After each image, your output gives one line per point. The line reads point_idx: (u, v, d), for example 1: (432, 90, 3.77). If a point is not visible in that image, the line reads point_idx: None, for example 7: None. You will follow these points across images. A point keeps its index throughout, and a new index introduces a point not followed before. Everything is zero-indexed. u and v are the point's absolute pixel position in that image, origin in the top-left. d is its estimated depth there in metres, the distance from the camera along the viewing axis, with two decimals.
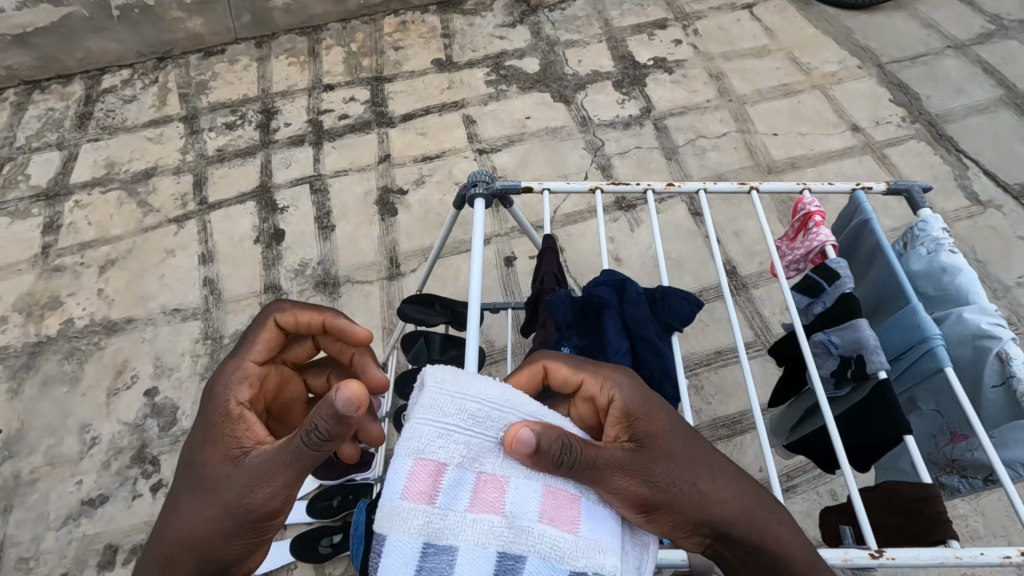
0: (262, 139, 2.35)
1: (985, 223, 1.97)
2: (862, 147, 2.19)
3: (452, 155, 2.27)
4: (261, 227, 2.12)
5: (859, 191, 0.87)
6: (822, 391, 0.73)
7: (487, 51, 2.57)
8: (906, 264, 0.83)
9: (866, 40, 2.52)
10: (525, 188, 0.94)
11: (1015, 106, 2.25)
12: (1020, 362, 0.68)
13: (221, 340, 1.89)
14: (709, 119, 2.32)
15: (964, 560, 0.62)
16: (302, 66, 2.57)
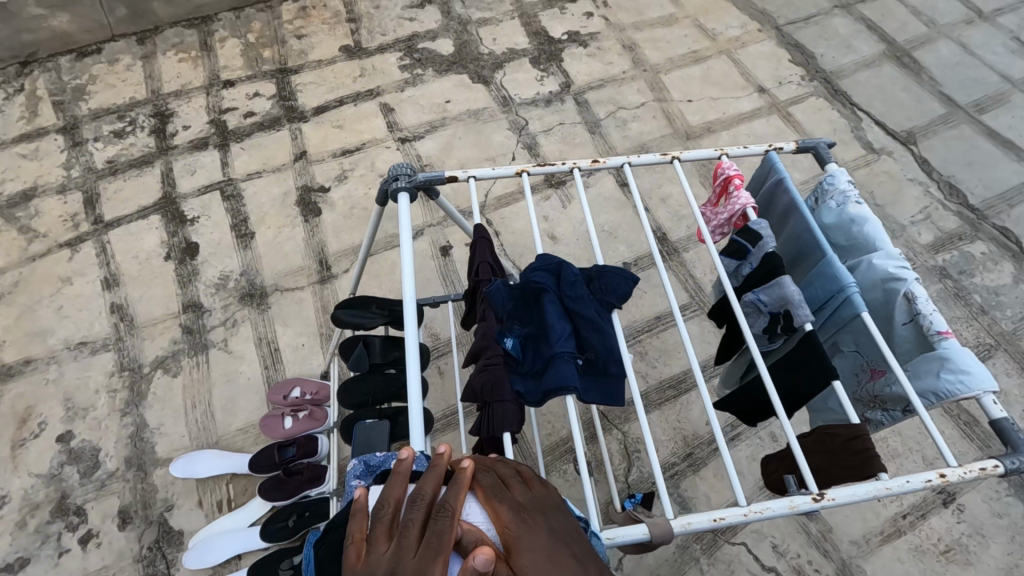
0: (159, 146, 2.15)
1: (881, 170, 2.14)
2: (768, 107, 2.31)
3: (372, 146, 2.17)
4: (171, 242, 1.95)
5: (771, 152, 0.91)
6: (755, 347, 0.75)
7: (397, 34, 2.46)
8: (819, 217, 0.88)
9: (763, 4, 2.63)
10: (450, 177, 0.90)
11: (897, 59, 2.44)
12: (924, 299, 0.73)
13: (139, 370, 1.73)
14: (627, 90, 2.35)
15: (893, 489, 0.68)
16: (195, 62, 2.35)
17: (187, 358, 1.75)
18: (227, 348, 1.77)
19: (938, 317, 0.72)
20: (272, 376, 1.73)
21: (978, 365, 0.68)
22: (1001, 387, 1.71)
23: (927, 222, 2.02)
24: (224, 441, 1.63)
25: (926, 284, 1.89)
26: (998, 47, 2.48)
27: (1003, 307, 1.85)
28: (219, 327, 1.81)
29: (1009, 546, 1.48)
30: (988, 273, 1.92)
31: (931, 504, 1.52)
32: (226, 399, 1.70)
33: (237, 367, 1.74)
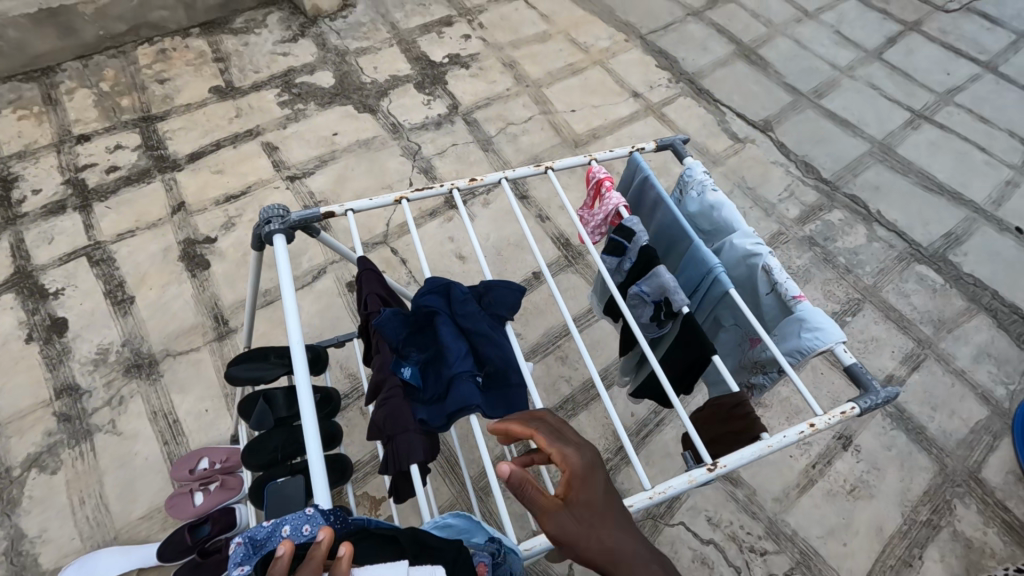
0: (3, 215, 1.90)
1: (748, 156, 2.36)
2: (644, 110, 2.48)
3: (259, 188, 2.06)
4: (31, 322, 1.72)
5: (635, 153, 0.98)
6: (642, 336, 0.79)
7: (272, 70, 2.37)
8: (685, 207, 0.95)
9: (626, 16, 2.83)
10: (325, 213, 0.89)
11: (746, 57, 2.72)
12: (778, 270, 0.81)
13: (7, 473, 1.50)
14: (513, 106, 2.42)
15: (774, 446, 0.73)
16: (39, 119, 2.12)
17: (68, 450, 1.54)
18: (116, 429, 1.58)
19: (791, 284, 0.80)
20: (174, 450, 1.57)
21: (829, 321, 0.76)
22: (873, 333, 1.94)
23: (792, 198, 2.26)
24: (124, 534, 1.45)
25: (800, 252, 2.11)
26: (824, 39, 2.84)
27: (863, 264, 2.10)
28: (104, 407, 1.61)
29: (900, 473, 1.67)
30: (847, 236, 2.17)
31: (834, 449, 1.68)
32: (121, 486, 1.51)
33: (130, 449, 1.56)
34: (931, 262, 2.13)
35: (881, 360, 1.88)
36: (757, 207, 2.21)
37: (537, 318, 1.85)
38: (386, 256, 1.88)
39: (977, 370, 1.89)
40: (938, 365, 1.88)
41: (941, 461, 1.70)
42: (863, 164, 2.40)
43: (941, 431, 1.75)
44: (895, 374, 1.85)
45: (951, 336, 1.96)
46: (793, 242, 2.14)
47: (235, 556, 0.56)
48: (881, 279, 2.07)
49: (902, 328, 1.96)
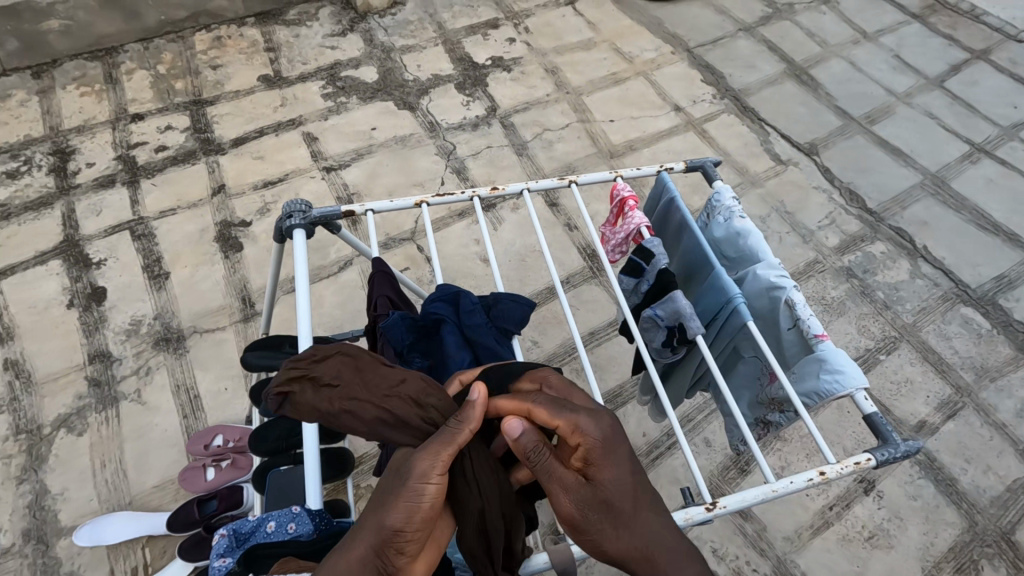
0: (59, 185, 2.00)
1: (789, 180, 2.29)
2: (685, 125, 2.43)
3: (297, 176, 2.11)
4: (74, 288, 1.81)
5: (662, 172, 0.95)
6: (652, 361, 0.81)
7: (318, 62, 2.43)
8: (710, 231, 0.92)
9: (675, 28, 2.78)
10: (346, 212, 0.91)
11: (796, 77, 2.64)
12: (802, 305, 0.77)
13: (38, 431, 1.58)
14: (551, 112, 2.41)
15: (778, 491, 0.73)
16: (99, 96, 2.22)
17: (95, 414, 1.61)
18: (141, 398, 1.65)
19: (815, 321, 0.76)
20: (191, 425, 1.62)
21: (851, 365, 0.72)
22: (906, 375, 1.84)
23: (833, 226, 2.17)
24: (138, 501, 1.51)
25: (835, 283, 2.02)
26: (882, 64, 2.73)
27: (904, 301, 2.01)
28: (131, 376, 1.68)
29: (925, 526, 1.58)
30: (888, 270, 2.08)
31: (853, 493, 1.60)
32: (140, 455, 1.57)
33: (152, 420, 1.62)
34: (978, 305, 2.02)
35: (914, 404, 1.79)
36: (794, 233, 2.14)
37: (555, 328, 1.83)
38: (410, 253, 1.90)
39: (1020, 425, 1.78)
40: (976, 416, 1.78)
41: (971, 518, 1.60)
42: (912, 196, 2.29)
43: (973, 486, 1.65)
44: (929, 421, 1.76)
45: (994, 386, 1.85)
46: (829, 272, 2.05)
47: (217, 547, 0.66)
48: (921, 318, 1.97)
49: (939, 373, 1.86)
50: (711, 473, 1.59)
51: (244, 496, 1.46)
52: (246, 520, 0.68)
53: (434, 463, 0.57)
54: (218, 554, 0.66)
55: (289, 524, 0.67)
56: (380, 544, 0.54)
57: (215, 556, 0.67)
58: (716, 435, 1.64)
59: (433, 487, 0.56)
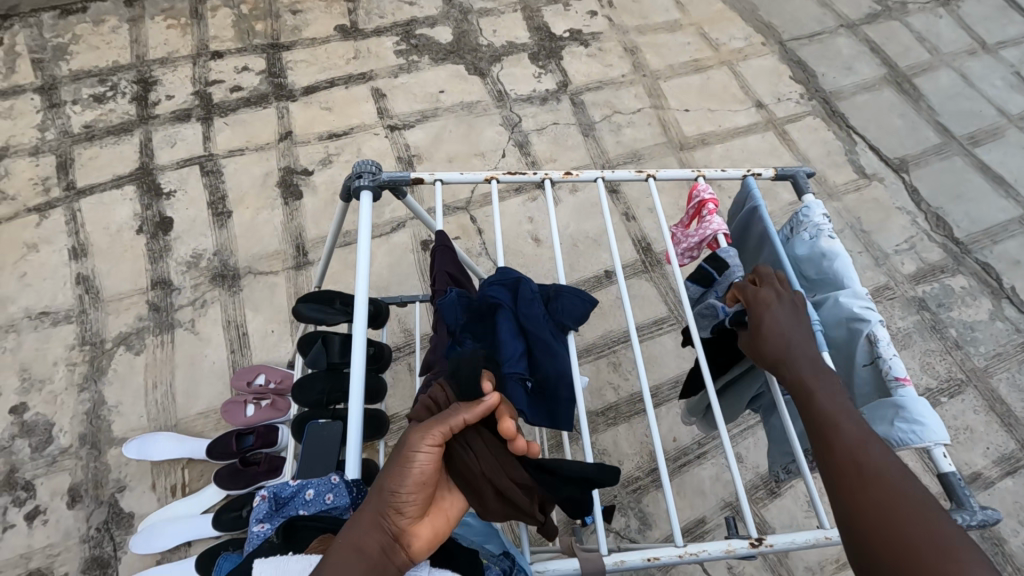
0: (139, 114, 2.08)
1: (871, 196, 2.13)
2: (765, 124, 2.29)
3: (361, 131, 2.12)
4: (144, 216, 1.89)
5: (749, 178, 0.90)
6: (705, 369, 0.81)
7: (395, 18, 2.40)
8: (792, 248, 0.86)
9: (769, 17, 2.60)
10: (415, 180, 0.90)
11: (896, 85, 2.43)
12: (885, 343, 0.72)
13: (101, 345, 1.68)
14: (625, 94, 2.31)
15: (832, 540, 0.69)
16: (184, 30, 2.28)
17: (152, 337, 1.70)
18: (194, 328, 1.73)
19: (897, 362, 0.71)
20: (238, 360, 1.70)
21: (933, 416, 0.66)
22: (967, 423, 1.72)
23: (912, 252, 2.02)
24: (183, 424, 1.60)
25: (904, 314, 1.89)
26: (998, 80, 2.47)
27: (978, 343, 1.86)
28: (188, 306, 1.76)
29: None
30: (966, 308, 1.92)
31: None
32: (189, 382, 1.66)
33: (203, 350, 1.70)
34: None
35: (971, 454, 1.67)
36: (867, 253, 2.00)
37: (600, 318, 1.81)
38: (463, 223, 1.88)
39: None
40: None
41: None
42: (1007, 231, 2.10)
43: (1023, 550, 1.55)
44: (984, 474, 1.64)
45: None
46: (898, 301, 1.92)
47: (256, 514, 0.66)
48: (995, 364, 1.83)
49: (1005, 426, 1.73)
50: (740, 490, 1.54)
51: (279, 436, 1.52)
52: (286, 485, 0.68)
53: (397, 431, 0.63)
54: (257, 519, 0.67)
55: (327, 497, 0.68)
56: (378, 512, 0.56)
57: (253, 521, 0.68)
58: (750, 452, 1.59)
59: (424, 455, 0.57)
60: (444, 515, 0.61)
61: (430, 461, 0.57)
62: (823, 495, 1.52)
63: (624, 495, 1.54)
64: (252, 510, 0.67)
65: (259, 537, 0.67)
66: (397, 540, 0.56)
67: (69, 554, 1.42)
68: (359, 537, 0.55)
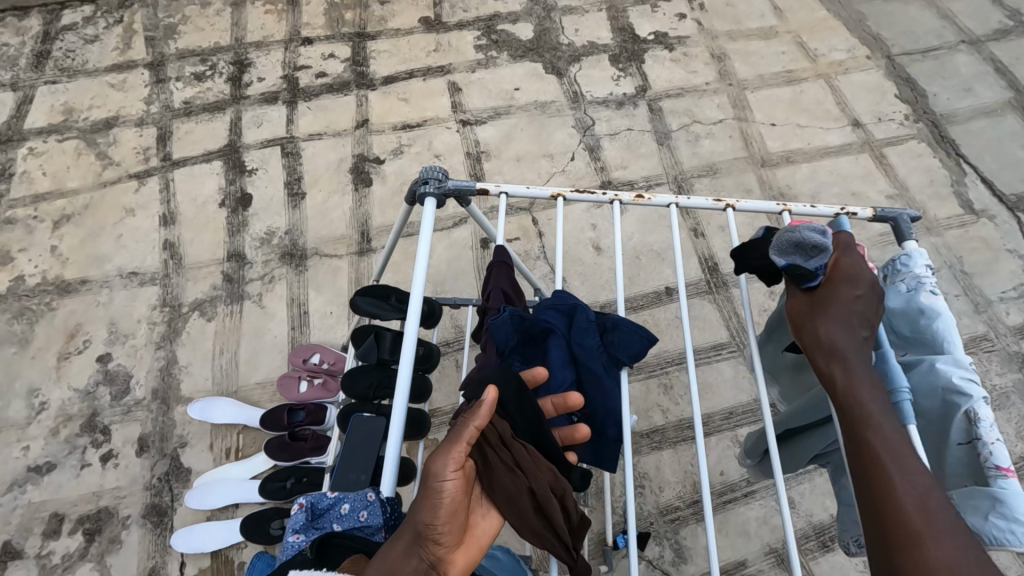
0: (232, 94, 2.20)
1: (977, 234, 1.91)
2: (860, 145, 2.10)
3: (434, 124, 2.14)
4: (228, 190, 2.01)
5: (841, 217, 0.83)
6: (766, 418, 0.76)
7: (479, 12, 2.40)
8: (884, 298, 0.78)
9: (879, 29, 2.38)
10: (480, 190, 0.89)
11: (1023, 111, 2.16)
12: (988, 424, 0.62)
13: (179, 308, 1.81)
14: (706, 103, 2.20)
15: None
16: (280, 15, 2.39)
17: (224, 306, 1.81)
18: (261, 302, 1.82)
19: (1001, 449, 0.61)
20: (297, 337, 1.77)
21: None
22: None
23: (1020, 301, 1.80)
24: (242, 391, 1.69)
25: (1003, 370, 1.69)
26: None
27: None
28: (257, 280, 1.85)
29: None
30: None
31: None
32: (251, 352, 1.75)
33: (267, 323, 1.79)
34: None
35: None
36: (965, 298, 1.80)
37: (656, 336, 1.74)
38: (525, 224, 1.86)
39: None
40: None
41: None
42: None
43: None
44: None
45: None
46: (997, 355, 1.72)
47: (292, 523, 0.67)
48: None
49: None
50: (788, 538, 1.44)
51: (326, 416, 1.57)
52: (323, 496, 0.69)
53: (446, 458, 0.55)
54: (293, 529, 0.68)
55: (359, 513, 0.69)
56: (415, 537, 0.54)
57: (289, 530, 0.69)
58: (804, 499, 1.48)
59: (450, 483, 0.54)
60: (480, 539, 0.59)
61: (458, 484, 0.54)
62: None
63: (661, 523, 1.48)
64: (289, 519, 0.68)
65: (293, 547, 0.67)
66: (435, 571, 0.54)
67: (132, 498, 1.54)
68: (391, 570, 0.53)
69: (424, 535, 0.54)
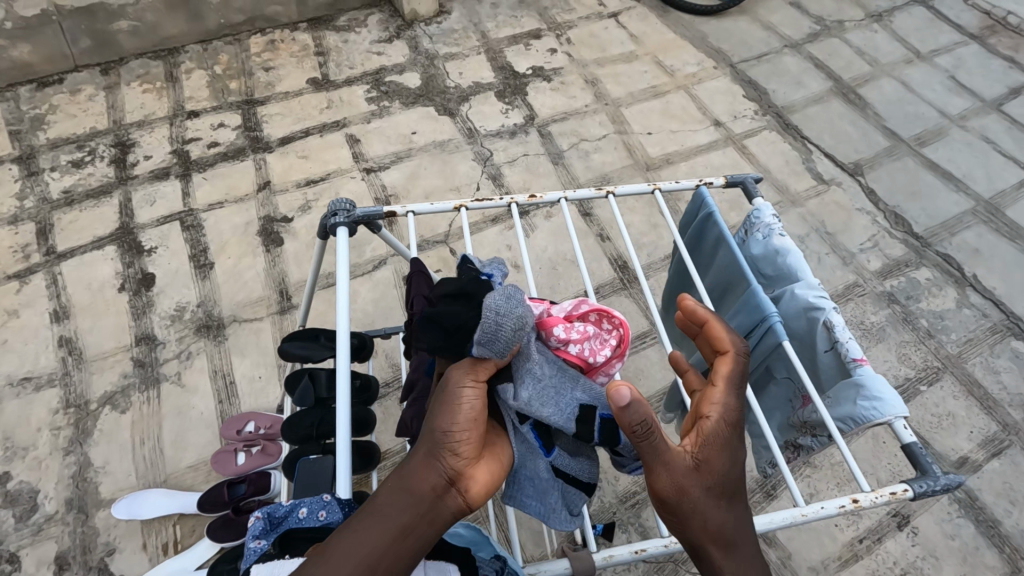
0: (118, 175, 2.12)
1: (831, 199, 2.23)
2: (724, 140, 2.40)
3: (338, 176, 2.18)
4: (126, 273, 1.91)
5: (702, 187, 0.99)
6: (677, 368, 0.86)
7: (365, 67, 2.50)
8: (749, 248, 0.96)
9: (719, 43, 2.76)
10: (388, 213, 0.96)
11: (843, 95, 2.58)
12: (840, 328, 0.80)
13: (86, 406, 1.67)
14: (588, 123, 2.42)
15: (808, 515, 0.72)
16: (159, 93, 2.35)
17: (138, 393, 1.69)
18: (181, 381, 1.72)
19: (853, 345, 0.79)
20: (226, 409, 1.69)
21: (891, 392, 0.74)
22: (949, 409, 1.77)
23: (876, 249, 2.11)
24: (172, 479, 1.58)
25: (876, 308, 1.96)
26: (936, 85, 2.64)
27: (949, 331, 1.93)
28: (173, 359, 1.76)
29: (961, 568, 1.52)
30: (934, 298, 2.00)
31: (885, 527, 1.56)
32: (177, 435, 1.64)
33: (190, 402, 1.69)
34: None
35: (955, 439, 1.72)
36: (834, 254, 2.08)
37: None
38: (443, 255, 1.93)
39: None
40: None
41: (1014, 564, 1.54)
42: (963, 223, 2.21)
43: (1017, 530, 1.58)
44: (971, 458, 1.69)
45: None
46: (869, 297, 1.99)
47: (253, 528, 0.67)
48: (967, 350, 1.90)
49: (985, 408, 1.78)
50: None
51: (271, 481, 1.50)
52: (280, 504, 0.69)
53: (464, 375, 0.65)
54: (253, 537, 0.68)
55: (319, 512, 0.70)
56: (433, 447, 0.60)
57: (249, 538, 0.68)
58: (743, 457, 1.61)
59: (462, 397, 0.63)
60: (496, 462, 0.66)
61: (475, 396, 0.63)
62: (816, 492, 1.54)
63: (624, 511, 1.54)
64: (248, 527, 0.67)
65: (255, 553, 0.67)
66: (453, 484, 0.60)
67: None
68: (412, 478, 0.59)
69: (443, 443, 0.60)
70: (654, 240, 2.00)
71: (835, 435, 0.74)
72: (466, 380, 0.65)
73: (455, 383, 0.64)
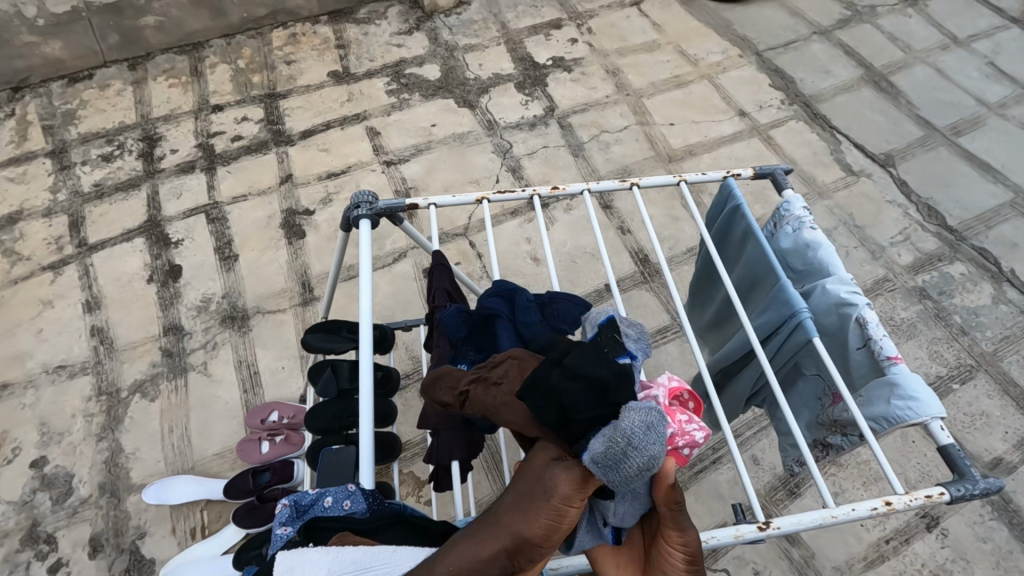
0: (146, 169, 2.16)
1: (860, 191, 2.17)
2: (749, 131, 2.34)
3: (359, 169, 2.19)
4: (154, 265, 1.95)
5: (729, 178, 0.96)
6: (703, 364, 0.85)
7: (385, 60, 2.50)
8: (778, 242, 0.93)
9: (744, 31, 2.69)
10: (410, 205, 0.96)
11: (874, 83, 2.50)
12: (874, 325, 0.78)
13: (117, 394, 1.72)
14: (609, 114, 2.39)
15: (838, 517, 0.70)
16: (185, 87, 2.39)
17: (167, 382, 1.74)
18: (207, 370, 1.76)
19: (888, 342, 0.76)
20: (251, 399, 1.72)
21: (926, 391, 0.71)
22: (982, 408, 1.71)
23: (907, 243, 2.04)
24: (199, 466, 1.62)
25: (906, 304, 1.90)
26: (973, 71, 2.54)
27: (984, 327, 1.87)
28: (200, 349, 1.80)
29: (994, 571, 1.48)
30: (968, 293, 1.93)
31: (914, 528, 1.52)
32: (204, 423, 1.68)
33: (217, 391, 1.73)
34: None
35: (989, 439, 1.66)
36: (863, 248, 2.02)
37: None
38: (463, 248, 1.93)
39: None
40: None
41: None
42: (1000, 215, 2.12)
43: None
44: (1006, 458, 1.63)
45: None
46: (899, 292, 1.93)
47: (280, 516, 0.68)
48: (1002, 347, 1.83)
49: (1021, 408, 1.72)
50: (759, 492, 1.53)
51: (294, 470, 1.53)
52: (306, 493, 0.71)
53: (574, 492, 0.57)
54: (279, 523, 0.69)
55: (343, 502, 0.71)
56: (510, 548, 0.57)
57: (276, 525, 0.69)
58: (766, 454, 1.58)
59: (568, 515, 0.57)
60: None
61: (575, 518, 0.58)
62: (842, 491, 1.51)
63: None
64: (274, 514, 0.69)
65: (281, 540, 0.68)
66: None
67: None
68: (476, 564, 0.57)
69: (522, 550, 0.57)
70: (675, 233, 1.97)
71: (868, 437, 0.71)
72: (576, 495, 0.58)
73: (563, 498, 0.57)
